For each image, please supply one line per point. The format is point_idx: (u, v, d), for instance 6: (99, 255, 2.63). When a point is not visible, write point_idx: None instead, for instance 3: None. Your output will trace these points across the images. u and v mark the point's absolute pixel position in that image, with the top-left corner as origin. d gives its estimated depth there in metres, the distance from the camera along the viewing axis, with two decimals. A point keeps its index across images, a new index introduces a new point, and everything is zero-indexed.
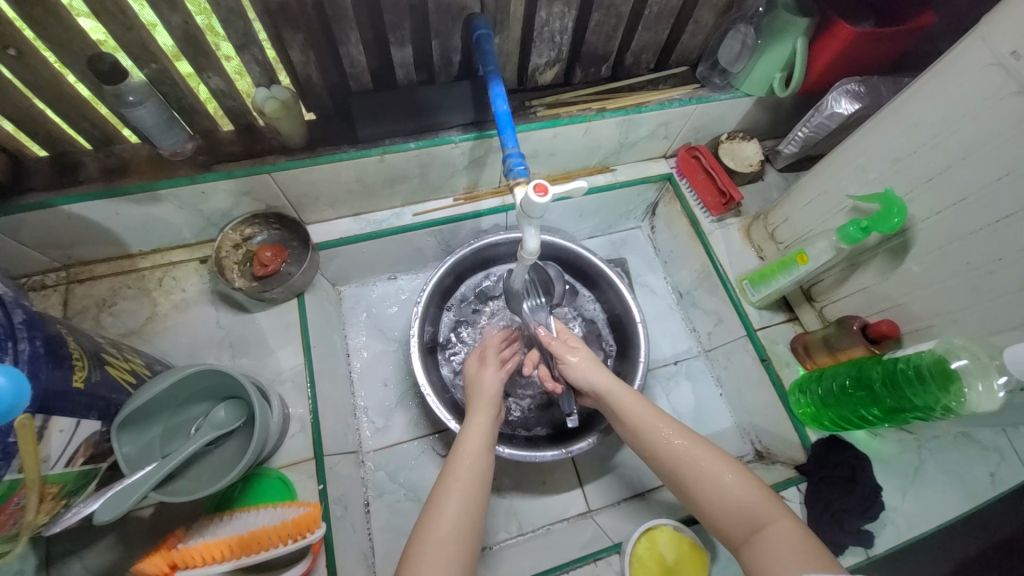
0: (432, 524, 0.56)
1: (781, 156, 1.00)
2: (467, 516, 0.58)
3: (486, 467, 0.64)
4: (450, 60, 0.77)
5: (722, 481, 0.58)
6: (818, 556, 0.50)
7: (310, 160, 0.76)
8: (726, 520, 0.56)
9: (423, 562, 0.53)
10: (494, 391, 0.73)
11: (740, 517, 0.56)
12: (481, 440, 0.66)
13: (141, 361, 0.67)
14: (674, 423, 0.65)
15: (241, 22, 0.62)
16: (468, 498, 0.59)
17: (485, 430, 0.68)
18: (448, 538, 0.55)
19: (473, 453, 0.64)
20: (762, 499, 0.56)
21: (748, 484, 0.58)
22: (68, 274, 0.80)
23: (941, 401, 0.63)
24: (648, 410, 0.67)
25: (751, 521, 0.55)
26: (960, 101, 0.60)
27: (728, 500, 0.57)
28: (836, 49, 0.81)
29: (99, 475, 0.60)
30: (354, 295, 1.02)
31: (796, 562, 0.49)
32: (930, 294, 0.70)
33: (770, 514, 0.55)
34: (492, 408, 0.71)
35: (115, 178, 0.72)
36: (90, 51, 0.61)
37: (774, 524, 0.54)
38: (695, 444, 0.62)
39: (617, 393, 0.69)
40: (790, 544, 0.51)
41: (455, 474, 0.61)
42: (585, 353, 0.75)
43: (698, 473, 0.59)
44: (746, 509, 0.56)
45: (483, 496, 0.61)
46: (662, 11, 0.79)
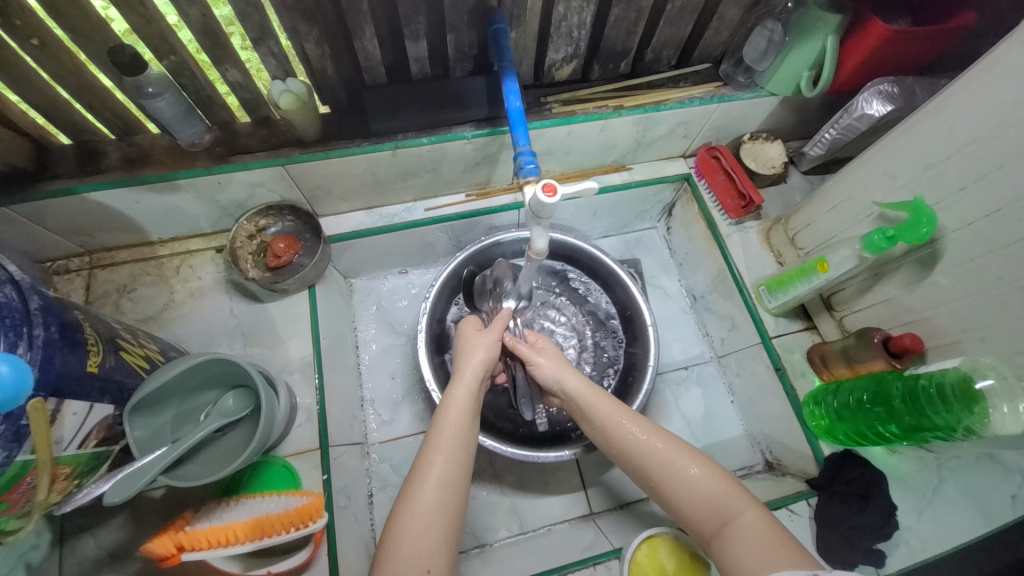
0: (412, 503, 0.54)
1: (805, 158, 0.96)
2: (448, 492, 0.55)
3: (468, 435, 0.61)
4: (466, 54, 0.76)
5: (688, 474, 0.57)
6: (785, 548, 0.49)
7: (323, 154, 0.77)
8: (695, 516, 0.55)
9: (402, 542, 0.52)
10: (486, 358, 0.68)
11: (706, 511, 0.55)
12: (465, 406, 0.63)
13: (155, 347, 0.68)
14: (639, 419, 0.63)
15: (257, 15, 0.63)
16: (449, 471, 0.57)
17: (468, 394, 0.64)
18: (431, 514, 0.54)
19: (455, 421, 0.61)
20: (729, 492, 0.55)
21: (714, 476, 0.56)
22: (91, 259, 0.83)
23: (962, 422, 0.60)
24: (612, 407, 0.65)
25: (719, 514, 0.54)
26: (1000, 106, 0.56)
27: (695, 493, 0.56)
28: (868, 48, 0.77)
29: (112, 457, 0.62)
30: (365, 288, 1.03)
31: (765, 555, 0.49)
32: (958, 308, 0.66)
33: (739, 507, 0.54)
34: (478, 372, 0.66)
35: (135, 167, 0.74)
36: (111, 42, 0.62)
37: (741, 516, 0.53)
38: (659, 438, 0.60)
39: (581, 389, 0.68)
40: (759, 536, 0.51)
41: (437, 447, 0.58)
42: (552, 353, 0.73)
43: (663, 468, 0.58)
44: (714, 503, 0.55)
45: (465, 469, 0.58)
46: (684, 6, 0.76)
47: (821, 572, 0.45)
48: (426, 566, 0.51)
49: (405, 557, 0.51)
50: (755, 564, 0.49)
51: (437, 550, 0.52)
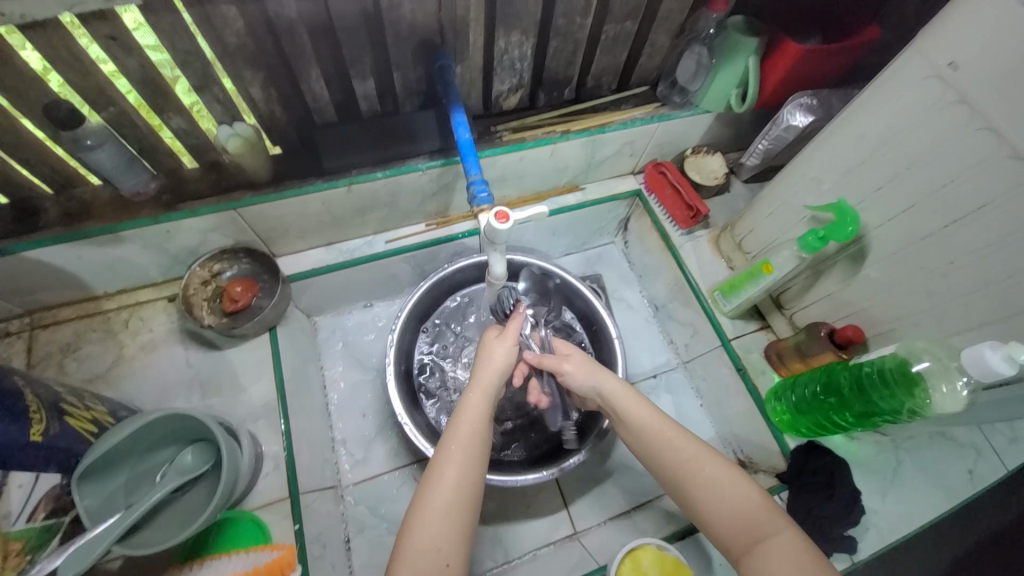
0: (430, 498, 0.56)
1: (744, 168, 1.03)
2: (466, 489, 0.57)
3: (484, 432, 0.62)
4: (414, 90, 0.79)
5: (726, 491, 0.58)
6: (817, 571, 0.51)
7: (276, 195, 0.76)
8: (726, 531, 0.57)
9: (421, 537, 0.54)
10: (505, 363, 0.68)
11: (740, 527, 0.56)
12: (480, 409, 0.63)
13: (105, 408, 0.65)
14: (681, 431, 0.63)
15: (199, 63, 0.63)
16: (467, 469, 0.58)
17: (486, 395, 0.64)
18: (448, 509, 0.55)
19: (473, 421, 0.62)
20: (764, 509, 0.56)
21: (752, 495, 0.57)
22: (30, 320, 0.78)
23: (906, 404, 0.64)
24: (654, 416, 0.65)
25: (752, 531, 0.55)
26: (902, 113, 0.63)
27: (730, 509, 0.57)
28: (786, 65, 0.84)
29: (64, 530, 0.58)
30: (329, 324, 1.01)
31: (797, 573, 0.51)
32: (892, 298, 0.72)
33: (773, 525, 0.55)
34: (498, 378, 0.67)
35: (76, 221, 0.71)
36: (44, 97, 0.61)
37: (774, 534, 0.54)
38: (700, 453, 0.61)
39: (621, 398, 0.68)
40: (791, 554, 0.52)
41: (454, 446, 0.60)
42: (579, 358, 0.73)
43: (702, 482, 0.59)
44: (749, 520, 0.56)
45: (481, 467, 0.59)
46: (617, 36, 0.81)
47: None
48: (443, 561, 0.53)
49: (423, 555, 0.53)
50: None
51: (451, 550, 0.54)
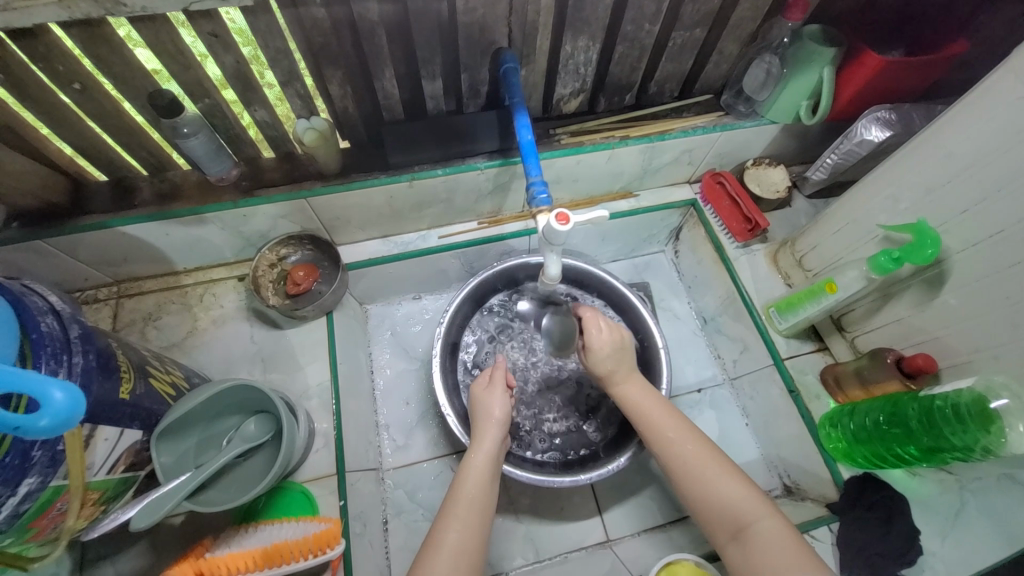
0: (431, 551, 0.59)
1: (808, 182, 0.99)
2: (468, 542, 0.59)
3: (487, 489, 0.65)
4: (478, 91, 0.81)
5: (712, 478, 0.61)
6: (801, 555, 0.55)
7: (343, 186, 0.81)
8: (714, 519, 0.60)
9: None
10: (503, 413, 0.72)
11: (726, 516, 0.59)
12: (484, 467, 0.66)
13: (181, 374, 0.70)
14: (670, 419, 0.68)
15: (286, 61, 0.67)
16: (469, 525, 0.61)
17: (490, 451, 0.68)
18: (453, 560, 0.58)
19: (476, 479, 0.65)
20: (750, 499, 0.60)
21: (739, 486, 0.61)
22: (118, 289, 0.86)
23: (979, 441, 0.60)
24: (659, 412, 0.69)
25: (739, 520, 0.59)
26: (996, 132, 0.58)
27: (715, 497, 0.60)
28: (864, 77, 0.80)
29: (137, 482, 0.63)
30: (380, 313, 1.05)
31: (780, 563, 0.54)
32: (971, 328, 0.67)
33: (758, 515, 0.58)
34: (499, 430, 0.71)
35: (166, 202, 0.77)
36: (149, 85, 0.66)
37: (759, 523, 0.58)
38: (688, 440, 0.65)
39: (630, 388, 0.72)
40: (773, 544, 0.56)
41: (458, 503, 0.63)
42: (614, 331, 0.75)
43: (688, 470, 0.63)
44: (733, 509, 0.59)
45: (482, 523, 0.62)
46: (685, 43, 0.80)
47: None
48: None
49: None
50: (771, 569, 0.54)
51: None
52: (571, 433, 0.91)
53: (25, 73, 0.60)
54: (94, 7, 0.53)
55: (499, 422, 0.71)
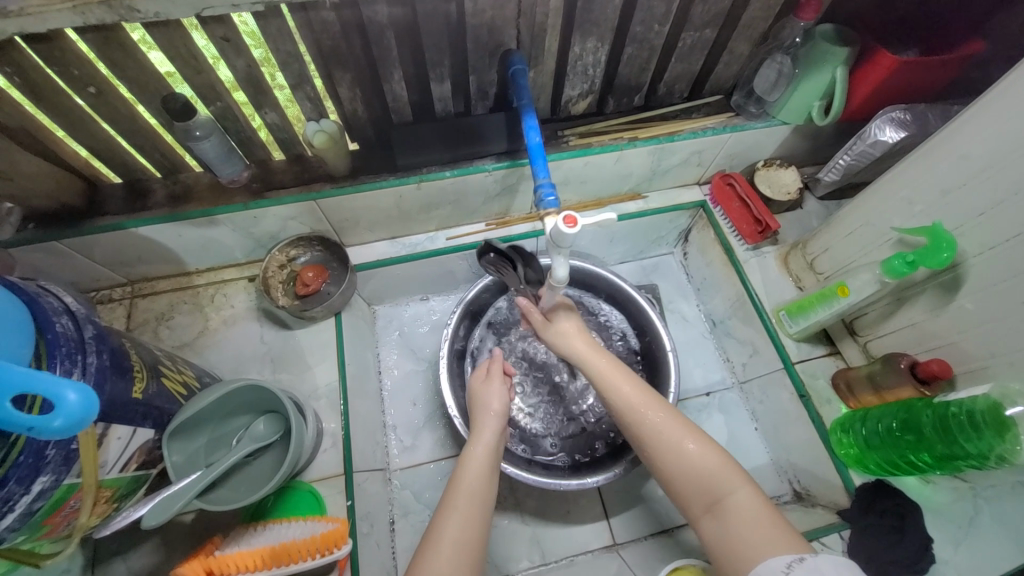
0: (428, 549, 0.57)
1: (821, 183, 0.97)
2: (465, 540, 0.58)
3: (486, 484, 0.64)
4: (486, 93, 0.81)
5: (684, 449, 0.59)
6: (778, 528, 0.51)
7: (352, 188, 0.81)
8: (688, 492, 0.57)
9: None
10: (502, 406, 0.73)
11: (700, 487, 0.57)
12: (483, 459, 0.66)
13: (192, 373, 0.71)
14: (638, 389, 0.65)
15: (296, 64, 0.68)
16: (465, 524, 0.59)
17: (487, 445, 0.68)
18: (454, 553, 0.57)
19: (474, 474, 0.65)
20: (723, 469, 0.57)
21: (713, 456, 0.58)
22: (132, 289, 0.88)
23: (995, 449, 0.59)
24: (628, 384, 0.66)
25: (713, 493, 0.56)
26: (1014, 132, 0.57)
27: (688, 468, 0.58)
28: (879, 77, 0.79)
29: (149, 480, 0.64)
30: (388, 314, 1.06)
31: (757, 533, 0.51)
32: (987, 333, 0.65)
33: (733, 488, 0.55)
34: (497, 420, 0.71)
35: (178, 203, 0.79)
36: (162, 89, 0.67)
37: (734, 494, 0.55)
38: (658, 411, 0.63)
39: (596, 363, 0.70)
40: (749, 515, 0.53)
41: (457, 500, 0.62)
42: (574, 319, 0.76)
43: (659, 442, 0.61)
44: (706, 480, 0.56)
45: (482, 522, 0.61)
46: (695, 43, 0.80)
47: (809, 555, 0.47)
48: None
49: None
50: (747, 539, 0.51)
51: None
52: (576, 436, 0.91)
53: (43, 78, 0.61)
54: (108, 13, 0.54)
55: (498, 413, 0.72)
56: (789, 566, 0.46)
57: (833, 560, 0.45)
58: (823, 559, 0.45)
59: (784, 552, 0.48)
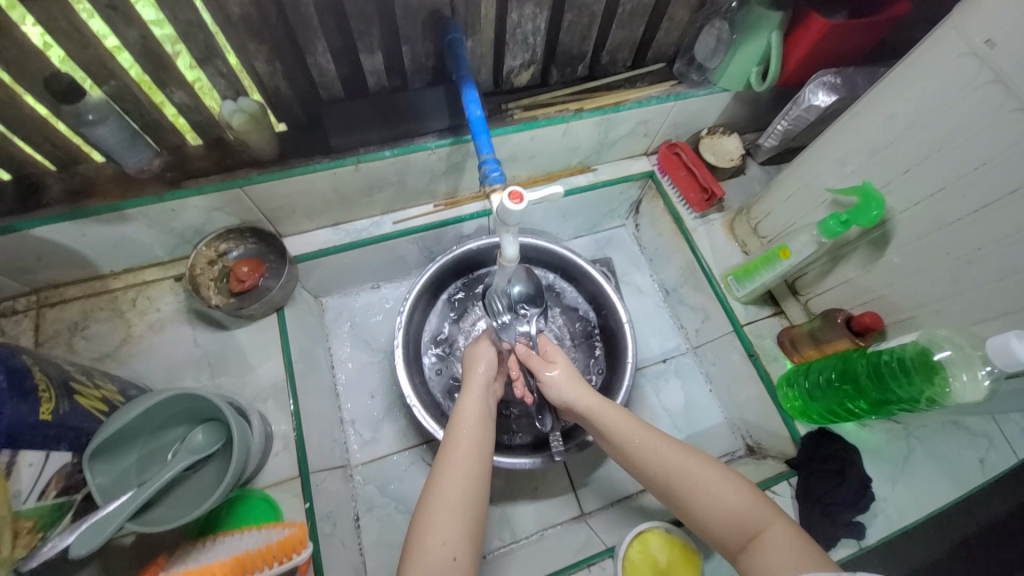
0: (437, 491, 0.58)
1: (761, 149, 1.00)
2: (470, 482, 0.59)
3: (484, 429, 0.66)
4: (423, 65, 0.76)
5: (713, 486, 0.58)
6: (812, 555, 0.50)
7: (282, 173, 0.75)
8: (722, 531, 0.56)
9: (427, 532, 0.55)
10: (487, 368, 0.73)
11: (734, 525, 0.55)
12: (475, 418, 0.66)
13: (114, 387, 0.65)
14: (661, 433, 0.65)
15: (201, 34, 0.60)
16: (469, 469, 0.60)
17: (476, 410, 0.67)
18: (451, 508, 0.57)
19: (472, 422, 0.66)
20: (755, 504, 0.56)
21: (741, 490, 0.57)
22: (37, 298, 0.78)
23: (925, 393, 0.63)
24: (636, 425, 0.66)
25: (747, 529, 0.55)
26: (934, 91, 0.60)
27: (721, 509, 0.57)
28: (811, 41, 0.81)
29: (76, 506, 0.58)
30: (337, 305, 1.01)
31: (792, 560, 0.50)
32: (913, 285, 0.70)
33: (765, 521, 0.55)
34: (482, 385, 0.71)
35: (80, 199, 0.70)
36: (43, 68, 0.59)
37: (769, 528, 0.54)
38: (682, 450, 0.62)
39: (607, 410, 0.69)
40: (786, 546, 0.51)
41: (459, 447, 0.62)
42: (564, 367, 0.74)
43: (687, 481, 0.59)
44: (740, 517, 0.56)
45: (485, 463, 0.63)
46: (635, 9, 0.78)
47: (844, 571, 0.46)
48: (450, 556, 0.54)
49: (429, 553, 0.54)
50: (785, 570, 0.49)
51: (457, 545, 0.55)
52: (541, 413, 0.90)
53: None
54: None
55: (480, 382, 0.71)
56: None
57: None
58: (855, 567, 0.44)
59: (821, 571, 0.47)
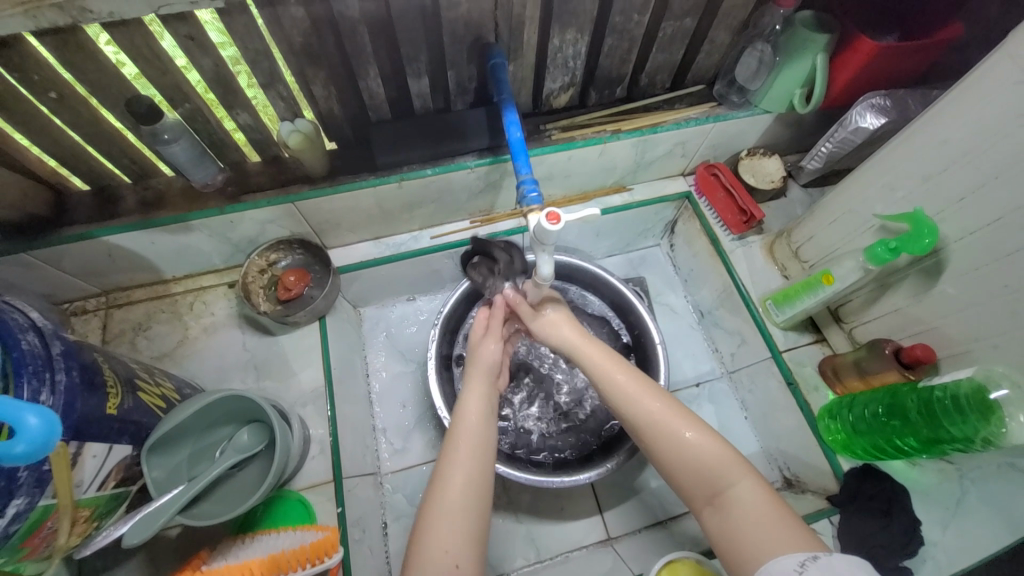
0: (439, 492, 0.57)
1: (804, 171, 0.97)
2: (472, 485, 0.58)
3: (487, 428, 0.63)
4: (466, 88, 0.79)
5: (682, 439, 0.56)
6: (785, 521, 0.48)
7: (331, 189, 0.79)
8: (688, 483, 0.55)
9: (429, 534, 0.55)
10: (491, 360, 0.72)
11: (699, 478, 0.54)
12: (479, 410, 0.65)
13: (171, 385, 0.69)
14: (636, 379, 0.62)
15: (266, 62, 0.66)
16: (472, 468, 0.59)
17: (480, 409, 0.65)
18: (454, 515, 0.56)
19: (476, 418, 0.64)
20: (725, 459, 0.54)
21: (712, 443, 0.55)
22: (107, 299, 0.85)
23: (980, 432, 0.60)
24: (617, 374, 0.63)
25: (714, 484, 0.53)
26: (992, 117, 0.57)
27: (688, 461, 0.55)
28: (858, 64, 0.79)
29: (130, 497, 0.62)
30: (375, 316, 1.04)
31: (758, 525, 0.48)
32: (968, 317, 0.66)
33: (734, 477, 0.53)
34: (486, 376, 0.70)
35: (150, 209, 0.76)
36: (127, 93, 0.65)
37: (735, 486, 0.52)
38: (656, 401, 0.60)
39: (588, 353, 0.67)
40: (752, 506, 0.50)
41: (461, 448, 0.61)
42: (561, 310, 0.73)
43: (658, 432, 0.58)
44: (707, 471, 0.54)
45: (487, 461, 0.61)
46: (675, 33, 0.79)
47: (822, 553, 0.44)
48: (452, 561, 0.53)
49: (433, 556, 0.53)
50: (750, 534, 0.48)
51: (459, 550, 0.54)
52: (571, 435, 0.90)
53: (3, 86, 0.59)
54: (61, 16, 0.52)
55: (485, 372, 0.70)
56: (801, 565, 0.43)
57: (848, 558, 0.42)
58: (834, 555, 0.42)
59: (793, 545, 0.46)
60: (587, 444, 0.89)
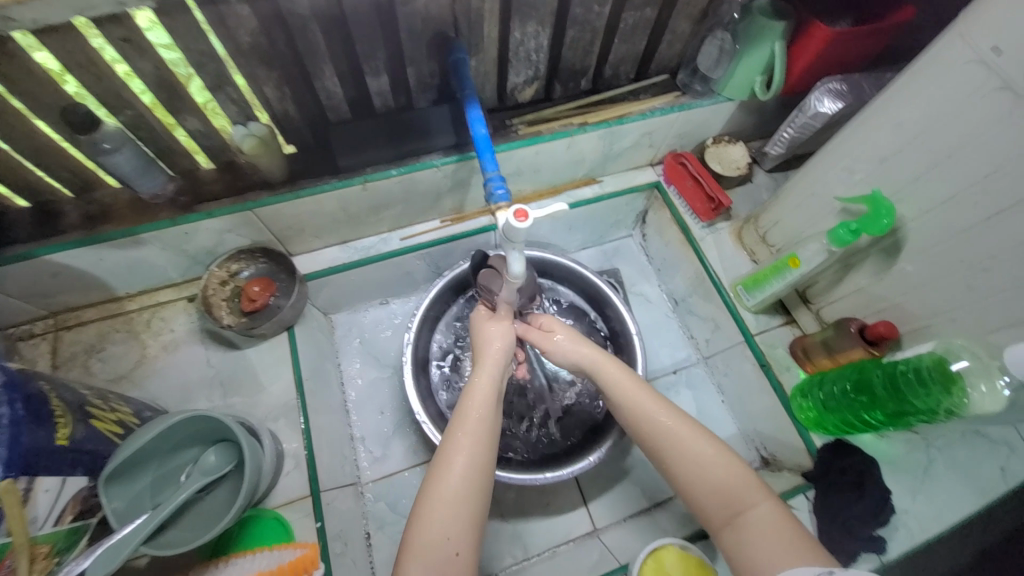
0: (442, 478, 0.55)
1: (768, 157, 0.99)
2: (476, 471, 0.56)
3: (494, 409, 0.61)
4: (427, 84, 0.77)
5: (701, 459, 0.56)
6: (799, 542, 0.50)
7: (291, 195, 0.76)
8: (705, 502, 0.55)
9: (429, 523, 0.52)
10: (503, 347, 0.69)
11: (718, 499, 0.54)
12: (486, 390, 0.63)
13: (129, 410, 0.66)
14: (655, 397, 0.62)
15: (213, 64, 0.62)
16: (477, 453, 0.57)
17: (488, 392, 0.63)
18: (455, 500, 0.53)
19: (478, 402, 0.61)
20: (742, 481, 0.55)
21: (729, 464, 0.56)
22: (55, 321, 0.80)
23: (943, 403, 0.63)
24: (636, 390, 0.63)
25: (732, 505, 0.54)
26: (943, 99, 0.59)
27: (708, 481, 0.55)
28: (815, 49, 0.80)
29: (91, 529, 0.58)
30: (347, 321, 1.01)
31: (777, 548, 0.49)
32: (926, 293, 0.69)
33: (752, 498, 0.53)
34: (498, 359, 0.67)
35: (96, 224, 0.71)
36: (61, 101, 0.60)
37: (755, 507, 0.53)
38: (676, 419, 0.59)
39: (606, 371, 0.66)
40: (771, 528, 0.51)
41: (466, 429, 0.58)
42: (567, 330, 0.74)
43: (677, 450, 0.57)
44: (727, 493, 0.54)
45: (492, 444, 0.59)
46: (637, 23, 0.78)
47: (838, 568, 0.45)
48: (452, 550, 0.51)
49: (431, 542, 0.51)
50: (770, 558, 0.49)
51: (459, 537, 0.52)
52: (550, 430, 0.90)
53: None
54: None
55: (493, 358, 0.67)
56: None
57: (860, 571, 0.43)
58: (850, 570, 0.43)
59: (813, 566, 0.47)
60: (568, 438, 0.89)
